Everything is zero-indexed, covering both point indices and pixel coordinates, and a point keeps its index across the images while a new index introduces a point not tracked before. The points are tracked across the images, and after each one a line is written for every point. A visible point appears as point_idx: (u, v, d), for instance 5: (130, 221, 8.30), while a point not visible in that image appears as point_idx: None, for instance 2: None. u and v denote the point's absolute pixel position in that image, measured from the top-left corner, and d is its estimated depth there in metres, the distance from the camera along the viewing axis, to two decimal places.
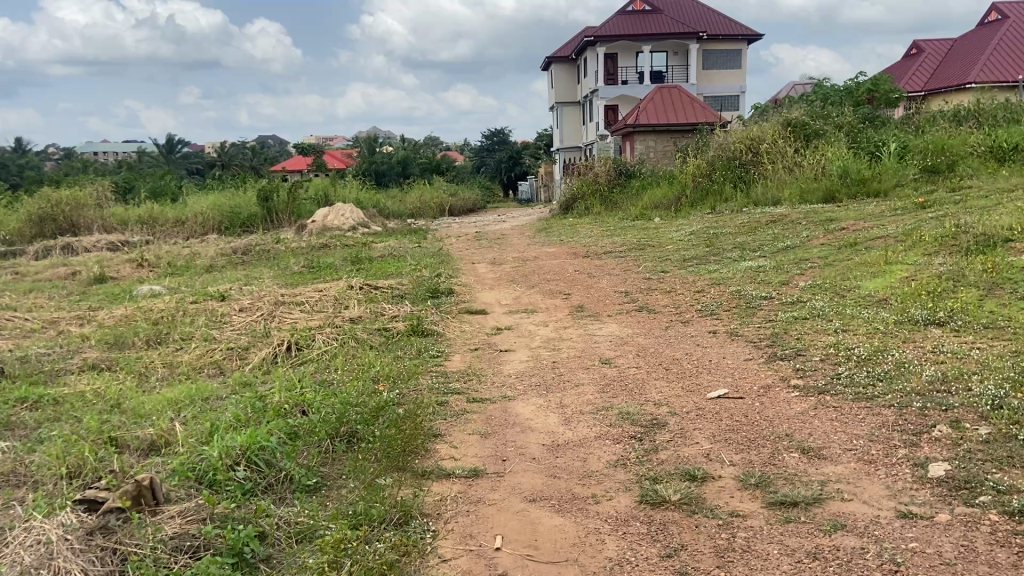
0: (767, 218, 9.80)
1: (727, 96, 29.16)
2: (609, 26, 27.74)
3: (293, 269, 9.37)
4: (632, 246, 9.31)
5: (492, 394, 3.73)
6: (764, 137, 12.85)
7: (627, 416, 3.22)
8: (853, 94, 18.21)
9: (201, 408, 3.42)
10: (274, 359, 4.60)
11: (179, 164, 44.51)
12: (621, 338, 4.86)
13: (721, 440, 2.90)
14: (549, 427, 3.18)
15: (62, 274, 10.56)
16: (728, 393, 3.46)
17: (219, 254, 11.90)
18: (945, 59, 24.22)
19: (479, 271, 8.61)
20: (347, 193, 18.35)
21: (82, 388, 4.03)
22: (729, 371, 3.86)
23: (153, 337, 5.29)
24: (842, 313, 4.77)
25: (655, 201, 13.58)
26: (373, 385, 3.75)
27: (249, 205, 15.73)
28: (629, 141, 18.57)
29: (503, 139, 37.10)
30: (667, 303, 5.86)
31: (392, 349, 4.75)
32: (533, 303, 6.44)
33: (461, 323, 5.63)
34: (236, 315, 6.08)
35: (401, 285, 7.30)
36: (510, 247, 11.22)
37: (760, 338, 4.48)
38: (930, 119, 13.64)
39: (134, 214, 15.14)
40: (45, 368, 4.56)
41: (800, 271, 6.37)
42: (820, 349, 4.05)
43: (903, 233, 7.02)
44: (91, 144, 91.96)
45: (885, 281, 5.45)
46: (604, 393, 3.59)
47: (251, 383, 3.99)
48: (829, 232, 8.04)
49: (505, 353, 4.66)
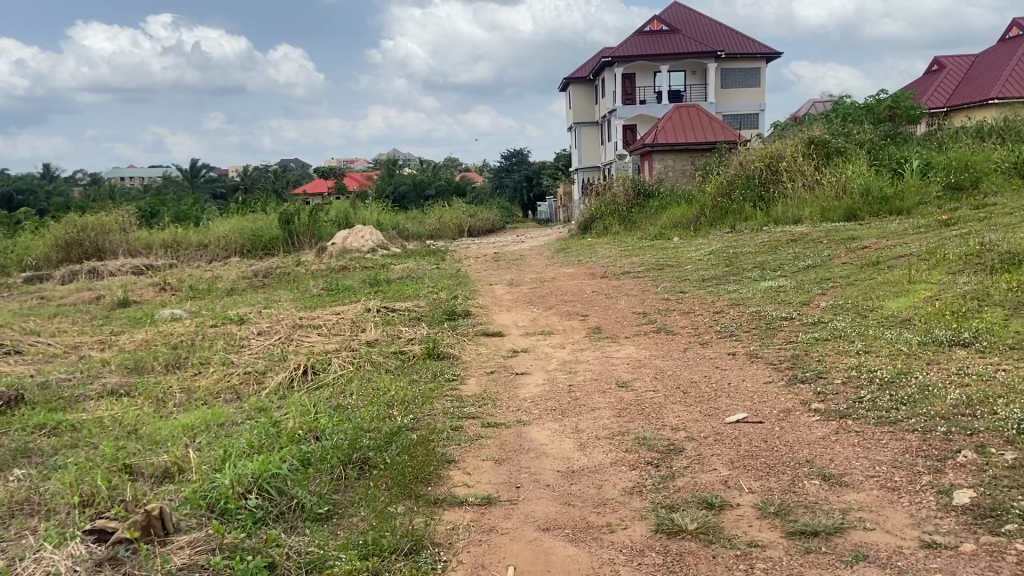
0: (787, 236, 9.74)
1: (747, 114, 29.11)
2: (627, 46, 27.80)
3: (313, 292, 9.43)
4: (651, 266, 9.27)
5: (507, 418, 3.69)
6: (784, 155, 12.81)
7: (643, 441, 3.17)
8: (873, 111, 18.10)
9: (216, 434, 3.42)
10: (291, 383, 4.61)
11: (203, 188, 45.10)
12: (638, 360, 4.82)
13: (741, 466, 2.84)
14: (565, 452, 3.14)
15: (86, 299, 10.69)
16: (747, 416, 3.41)
17: (241, 277, 12.01)
18: (967, 75, 24.04)
19: (497, 292, 8.61)
20: (368, 215, 18.48)
21: (101, 414, 4.05)
22: (748, 394, 3.80)
23: (171, 362, 5.32)
24: (864, 334, 4.70)
25: (674, 220, 13.52)
26: (389, 410, 3.73)
27: (270, 228, 15.87)
28: (647, 160, 18.53)
29: (522, 159, 37.21)
30: (685, 324, 5.81)
31: (408, 373, 4.73)
32: (551, 324, 6.41)
33: (477, 345, 5.61)
34: (254, 339, 6.10)
35: (418, 307, 7.30)
36: (529, 267, 11.20)
37: (780, 360, 4.42)
38: (953, 135, 13.51)
39: (158, 237, 15.32)
40: (65, 394, 4.59)
41: (821, 291, 6.31)
42: (841, 371, 3.98)
43: (926, 251, 6.93)
44: (119, 169, 93.65)
45: (908, 300, 5.37)
46: (621, 417, 3.54)
47: (266, 408, 3.98)
48: (851, 251, 7.97)
49: (522, 376, 4.63)
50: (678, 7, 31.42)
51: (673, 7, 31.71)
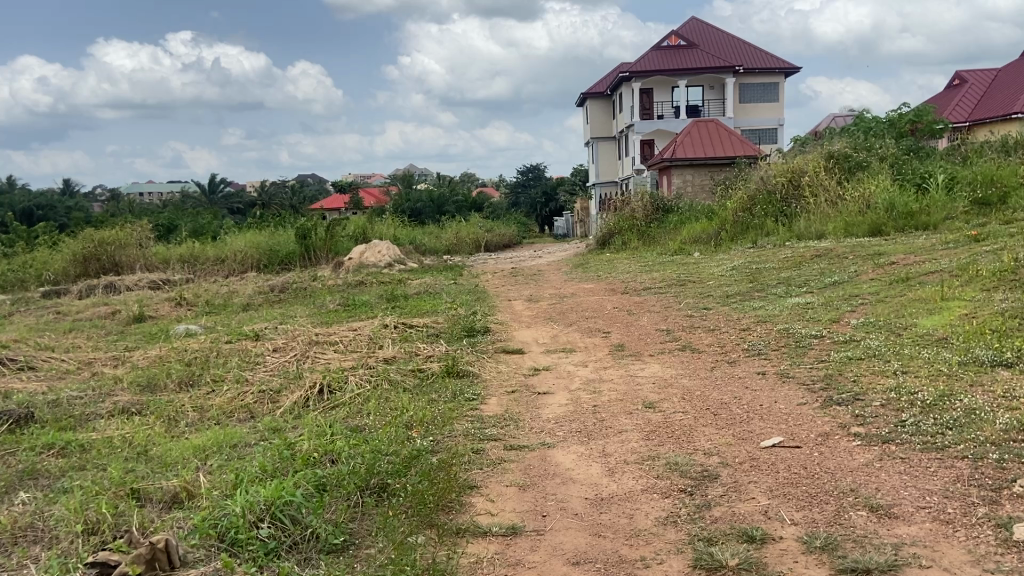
0: (811, 252, 9.55)
1: (765, 129, 28.93)
2: (645, 61, 27.72)
3: (329, 307, 9.33)
4: (671, 282, 9.11)
5: (530, 440, 3.54)
6: (807, 170, 12.65)
7: (675, 466, 3.01)
8: (895, 126, 17.87)
9: (229, 457, 3.29)
10: (305, 402, 4.48)
11: (221, 205, 45.37)
12: (664, 380, 4.66)
13: (781, 494, 2.68)
14: (592, 478, 2.98)
15: (102, 314, 10.64)
16: (784, 441, 3.24)
17: (257, 292, 11.94)
18: (989, 89, 23.78)
19: (516, 309, 8.48)
20: (384, 230, 18.42)
21: (111, 434, 3.95)
22: (783, 417, 3.63)
23: (185, 379, 5.20)
24: (900, 353, 4.53)
25: (693, 235, 13.33)
26: (407, 432, 3.59)
27: (287, 243, 15.83)
28: (665, 175, 18.36)
29: (539, 175, 37.20)
30: (710, 342, 5.64)
31: (426, 392, 4.59)
32: (572, 341, 6.26)
33: (497, 363, 5.46)
34: (270, 355, 5.99)
35: (436, 323, 7.16)
36: (547, 283, 11.05)
37: (812, 381, 4.25)
38: (977, 150, 13.28)
39: (176, 253, 15.32)
40: (76, 412, 4.48)
41: (851, 308, 6.13)
42: (879, 393, 3.80)
43: (958, 266, 6.74)
44: (138, 185, 94.60)
45: (943, 318, 5.18)
46: (649, 441, 3.38)
47: (280, 429, 3.85)
48: (878, 266, 7.78)
49: (544, 395, 4.48)
50: (696, 22, 31.34)
51: (691, 21, 31.64)
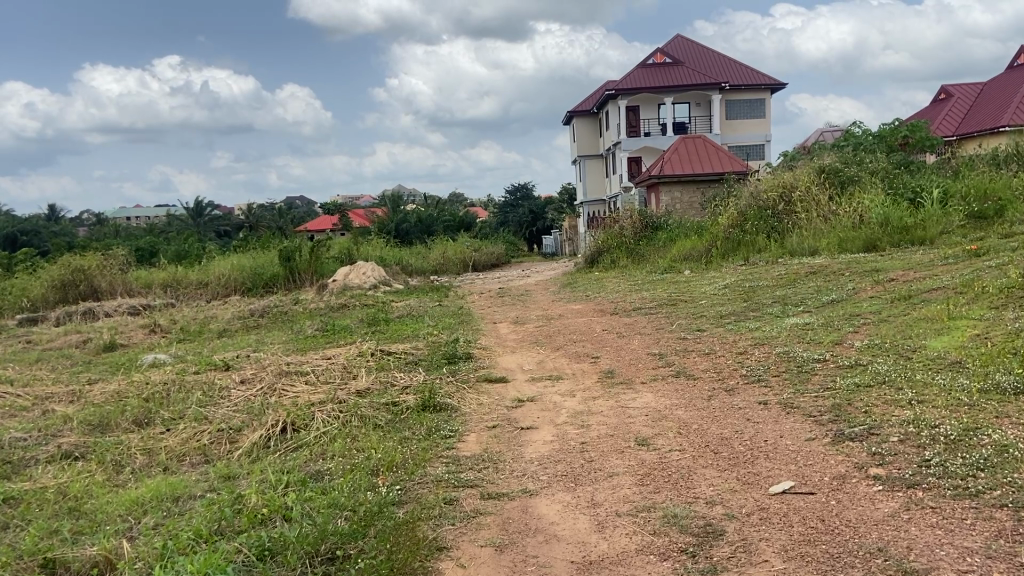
0: (805, 269, 9.24)
1: (753, 145, 28.78)
2: (631, 79, 27.59)
3: (307, 333, 8.93)
4: (663, 301, 8.79)
5: (511, 487, 3.16)
6: (798, 185, 12.45)
7: (674, 520, 2.63)
8: (885, 139, 17.68)
9: (167, 513, 2.90)
10: (266, 442, 4.09)
11: (208, 227, 44.89)
12: (658, 411, 4.28)
13: (797, 555, 2.31)
14: (579, 535, 2.60)
15: (73, 342, 10.21)
16: (795, 486, 2.87)
17: (236, 317, 11.54)
18: (975, 103, 23.73)
19: (501, 332, 8.10)
20: (370, 251, 18.04)
21: (47, 483, 3.56)
22: (791, 456, 3.26)
23: (139, 417, 4.81)
24: (912, 379, 4.17)
25: (684, 252, 13.01)
26: (373, 480, 3.20)
27: (270, 266, 15.43)
28: (654, 192, 18.08)
29: (527, 194, 37.12)
30: (706, 367, 5.28)
31: (399, 429, 4.20)
32: (559, 367, 5.89)
33: (478, 394, 5.05)
34: (235, 388, 5.60)
35: (416, 349, 6.77)
36: (534, 303, 10.71)
37: (820, 412, 3.87)
38: (968, 163, 13.07)
39: (158, 277, 14.94)
40: (13, 458, 4.09)
41: (852, 328, 5.79)
42: (896, 426, 3.44)
43: (961, 283, 6.43)
44: (125, 209, 94.10)
45: (955, 339, 4.83)
46: (644, 487, 3.00)
47: (234, 477, 3.46)
48: (877, 283, 7.46)
49: (527, 431, 4.09)
50: (682, 40, 31.29)
51: (676, 39, 31.56)
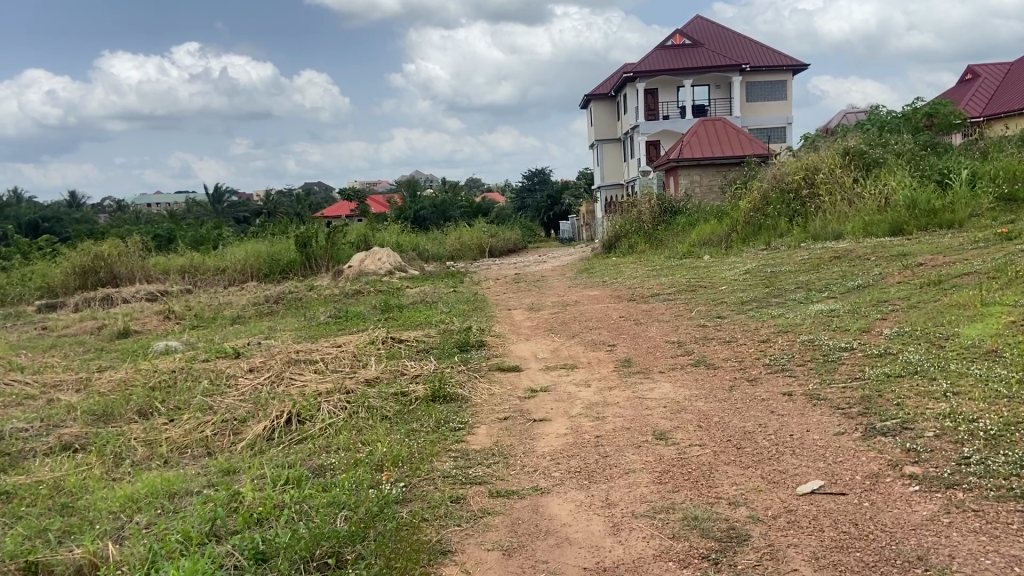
0: (829, 253, 8.98)
1: (774, 127, 28.32)
2: (649, 61, 27.19)
3: (320, 319, 8.80)
4: (682, 287, 8.57)
5: (521, 484, 2.99)
6: (821, 167, 12.13)
7: (694, 523, 2.46)
8: (910, 120, 17.27)
9: (161, 512, 2.76)
10: (270, 435, 3.96)
11: (227, 213, 44.99)
12: (677, 402, 4.10)
13: (829, 564, 2.13)
14: (593, 539, 2.44)
15: (88, 329, 10.15)
16: (824, 486, 2.68)
17: (250, 303, 11.44)
18: (1003, 83, 23.16)
19: (515, 319, 7.93)
20: (386, 237, 17.90)
21: (44, 477, 3.44)
22: (819, 452, 3.06)
23: (143, 407, 4.69)
24: (945, 369, 3.96)
25: (703, 237, 12.77)
26: (376, 476, 3.05)
27: (287, 252, 15.32)
28: (672, 176, 17.77)
29: (545, 179, 36.82)
30: (727, 356, 5.08)
31: (407, 420, 4.05)
32: (574, 356, 5.71)
33: (490, 384, 4.88)
34: (243, 376, 5.47)
35: (428, 337, 6.61)
36: (550, 290, 10.52)
37: (848, 404, 3.67)
38: (997, 144, 12.68)
39: (175, 263, 14.89)
40: (12, 450, 3.98)
41: (880, 315, 5.56)
42: (930, 420, 3.23)
43: (994, 268, 6.17)
44: (144, 195, 94.71)
45: (990, 327, 4.59)
46: (662, 485, 2.83)
47: (234, 471, 3.32)
48: (905, 268, 7.21)
49: (539, 424, 3.93)
50: (701, 21, 30.78)
51: (695, 20, 31.06)
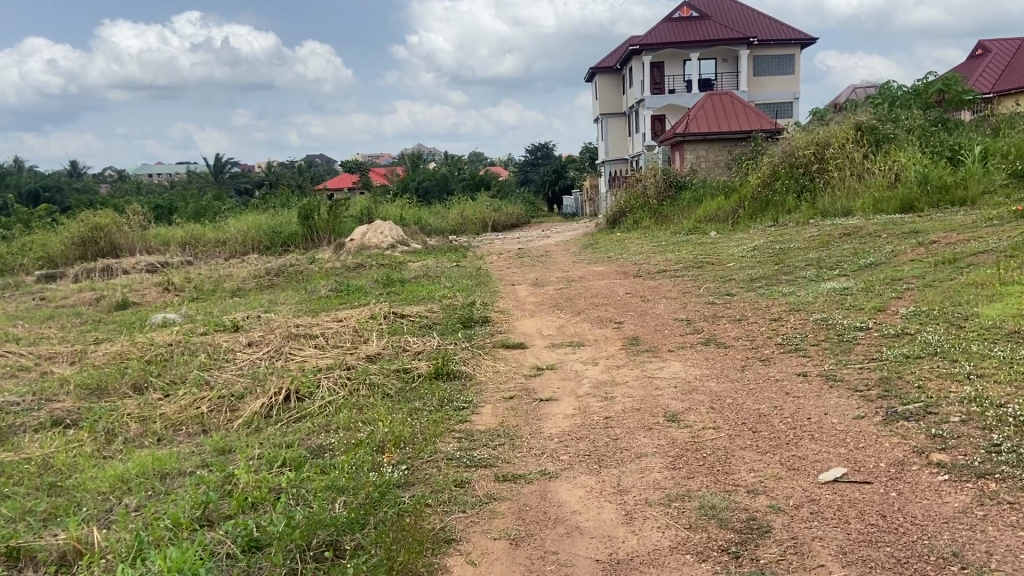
0: (839, 230, 8.80)
1: (781, 102, 27.96)
2: (655, 33, 26.80)
3: (320, 293, 8.65)
4: (689, 263, 8.41)
5: (528, 468, 2.86)
6: (831, 142, 11.88)
7: (711, 513, 2.33)
8: (920, 95, 16.97)
9: (152, 494, 2.64)
10: (267, 412, 3.83)
11: (229, 185, 44.68)
12: (688, 382, 3.97)
13: (857, 560, 2.01)
14: (605, 528, 2.31)
15: (86, 299, 10.01)
16: (848, 474, 2.55)
17: (251, 276, 11.30)
18: (1014, 58, 22.81)
19: (519, 295, 7.78)
20: (389, 210, 17.70)
21: (32, 454, 3.32)
22: (840, 437, 2.93)
23: (138, 381, 4.56)
24: (967, 351, 3.81)
25: (710, 213, 12.60)
26: (376, 458, 2.92)
27: (289, 224, 15.15)
28: (678, 151, 17.55)
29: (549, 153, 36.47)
30: (738, 335, 4.93)
31: (408, 399, 3.91)
32: (580, 333, 5.57)
33: (495, 362, 4.75)
34: (242, 351, 5.34)
35: (430, 312, 6.47)
36: (555, 265, 10.35)
37: (867, 386, 3.54)
38: (1008, 120, 12.45)
39: (176, 235, 14.72)
40: (2, 425, 3.85)
41: (895, 294, 5.41)
42: (955, 404, 3.10)
43: (1011, 246, 6.00)
44: (146, 166, 94.28)
45: (1010, 307, 4.44)
46: (676, 471, 2.70)
47: (229, 451, 3.20)
48: (918, 246, 7.03)
49: (546, 404, 3.80)
50: None
51: None
